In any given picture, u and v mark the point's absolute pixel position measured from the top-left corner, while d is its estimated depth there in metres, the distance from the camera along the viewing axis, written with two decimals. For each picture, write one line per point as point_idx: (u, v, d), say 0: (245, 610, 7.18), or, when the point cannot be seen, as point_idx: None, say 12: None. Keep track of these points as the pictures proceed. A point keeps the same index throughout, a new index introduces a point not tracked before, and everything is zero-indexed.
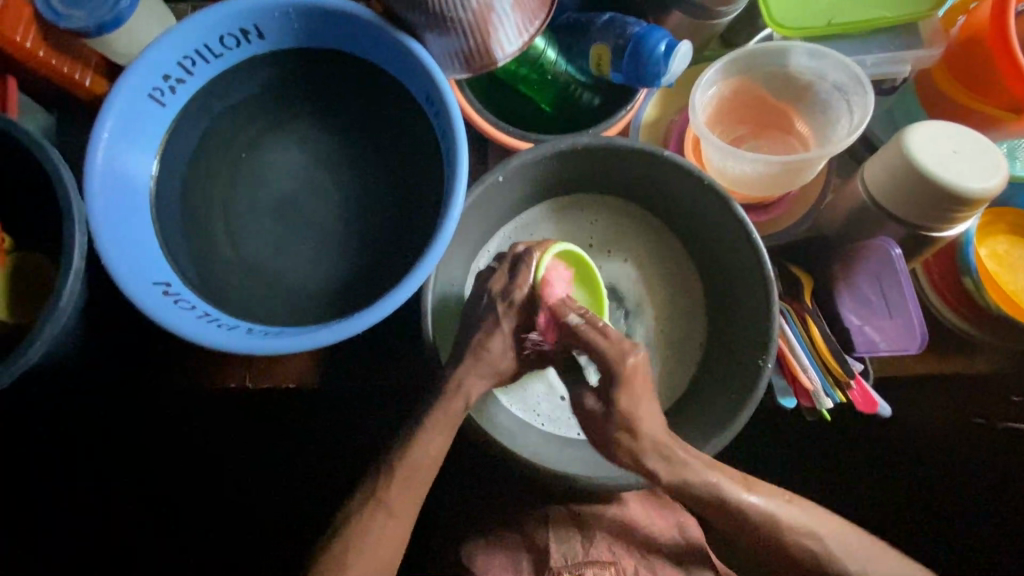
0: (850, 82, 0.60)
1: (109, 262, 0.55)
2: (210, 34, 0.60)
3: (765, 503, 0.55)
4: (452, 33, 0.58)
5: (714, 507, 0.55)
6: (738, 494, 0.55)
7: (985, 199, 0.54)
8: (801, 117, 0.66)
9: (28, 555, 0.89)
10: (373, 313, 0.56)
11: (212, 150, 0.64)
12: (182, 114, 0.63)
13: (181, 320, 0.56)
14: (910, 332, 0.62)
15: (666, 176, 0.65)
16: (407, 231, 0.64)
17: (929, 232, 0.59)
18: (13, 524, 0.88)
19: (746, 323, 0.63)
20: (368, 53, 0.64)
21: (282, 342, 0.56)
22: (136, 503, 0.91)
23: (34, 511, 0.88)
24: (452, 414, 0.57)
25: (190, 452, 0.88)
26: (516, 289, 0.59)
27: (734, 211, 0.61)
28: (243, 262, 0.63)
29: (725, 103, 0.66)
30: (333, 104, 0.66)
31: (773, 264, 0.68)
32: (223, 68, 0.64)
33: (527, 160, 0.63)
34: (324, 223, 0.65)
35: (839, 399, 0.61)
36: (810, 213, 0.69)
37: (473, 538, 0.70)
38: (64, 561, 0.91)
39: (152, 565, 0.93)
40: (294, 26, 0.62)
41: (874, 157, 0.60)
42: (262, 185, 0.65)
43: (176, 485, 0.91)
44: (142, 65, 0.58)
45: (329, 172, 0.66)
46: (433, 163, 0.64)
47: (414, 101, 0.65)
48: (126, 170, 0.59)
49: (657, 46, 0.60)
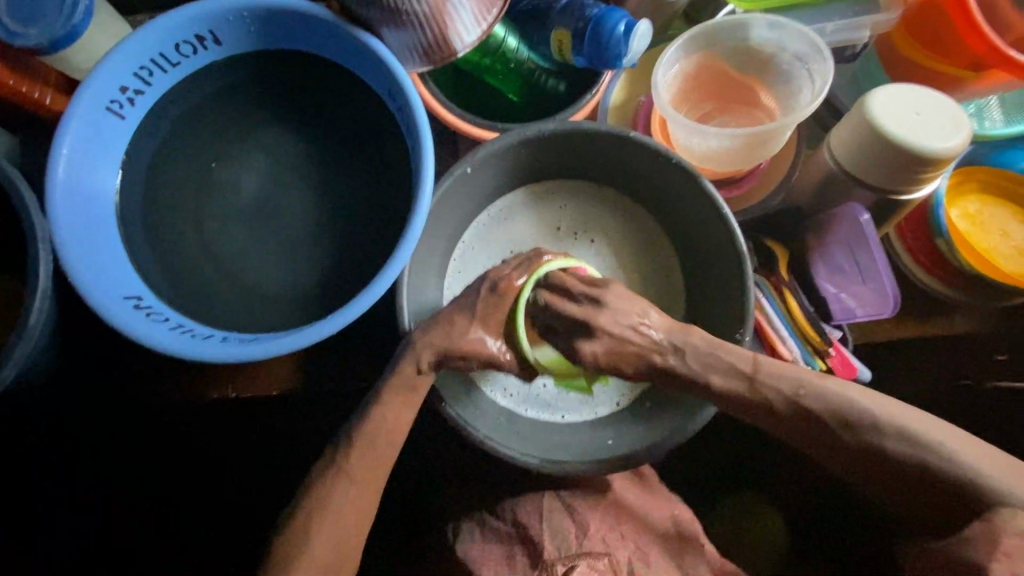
0: (810, 51, 0.60)
1: (77, 280, 0.55)
2: (165, 42, 0.59)
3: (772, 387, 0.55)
4: (409, 26, 0.58)
5: (754, 402, 0.54)
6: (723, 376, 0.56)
7: (950, 158, 0.55)
8: (766, 89, 0.66)
9: (28, 556, 0.86)
10: (349, 311, 0.56)
11: (177, 160, 0.64)
12: (143, 126, 0.62)
13: (154, 332, 0.56)
14: (883, 297, 0.62)
15: (634, 157, 0.65)
16: (378, 228, 0.64)
17: (897, 195, 0.59)
18: (13, 524, 0.84)
19: (722, 298, 0.64)
20: (328, 51, 0.63)
21: (260, 348, 0.56)
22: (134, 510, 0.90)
23: (34, 511, 0.84)
24: (406, 380, 0.59)
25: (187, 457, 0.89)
26: (506, 278, 0.61)
27: (705, 188, 0.61)
28: (216, 270, 0.63)
29: (689, 81, 0.66)
30: (296, 106, 0.66)
31: (749, 238, 0.68)
32: (181, 76, 0.63)
33: (495, 149, 0.63)
34: (295, 226, 0.65)
35: (818, 367, 0.61)
36: (783, 185, 0.68)
37: (466, 534, 0.70)
38: (64, 561, 0.89)
39: (152, 566, 0.92)
40: (250, 29, 0.61)
41: (839, 124, 0.60)
42: (230, 191, 0.65)
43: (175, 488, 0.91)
44: (98, 77, 0.57)
45: (298, 175, 0.66)
46: (401, 157, 0.64)
47: (377, 97, 0.64)
48: (90, 185, 0.58)
49: (616, 27, 0.60)
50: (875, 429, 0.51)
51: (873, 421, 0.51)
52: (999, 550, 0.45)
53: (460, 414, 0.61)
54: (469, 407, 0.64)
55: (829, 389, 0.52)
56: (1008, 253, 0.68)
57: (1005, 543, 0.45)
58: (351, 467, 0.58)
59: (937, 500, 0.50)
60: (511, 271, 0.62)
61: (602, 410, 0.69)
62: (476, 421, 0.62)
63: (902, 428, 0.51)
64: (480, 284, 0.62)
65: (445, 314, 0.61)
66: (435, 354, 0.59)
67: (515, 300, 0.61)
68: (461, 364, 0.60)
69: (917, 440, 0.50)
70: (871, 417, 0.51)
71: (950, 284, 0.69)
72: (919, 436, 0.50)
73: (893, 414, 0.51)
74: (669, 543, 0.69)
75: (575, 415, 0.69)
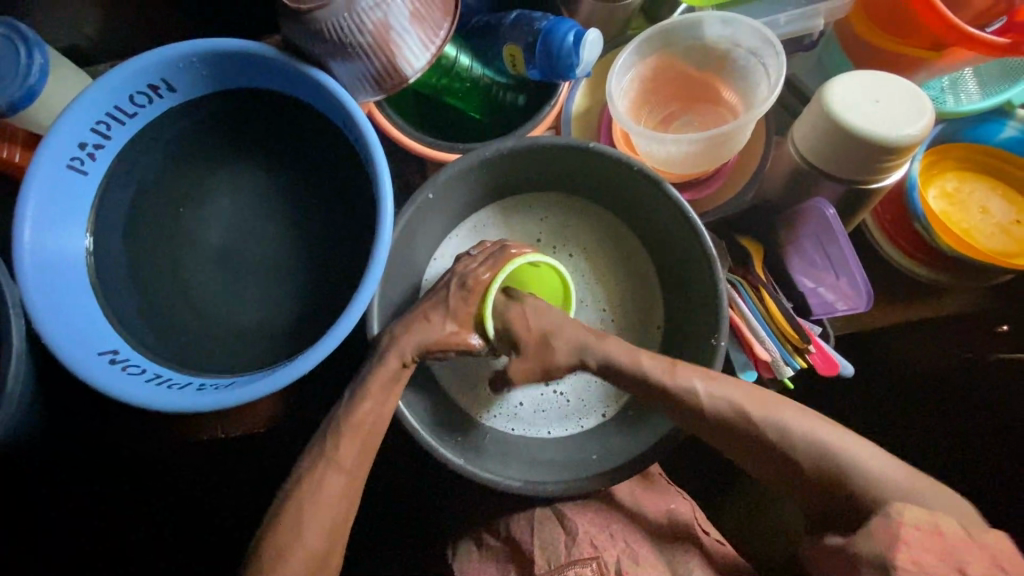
0: (763, 45, 0.59)
1: (51, 343, 0.54)
2: (119, 94, 0.58)
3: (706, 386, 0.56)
4: (356, 57, 0.57)
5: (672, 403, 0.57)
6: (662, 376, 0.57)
7: (913, 146, 0.53)
8: (726, 85, 0.64)
9: (28, 556, 0.81)
10: (320, 349, 0.56)
11: (142, 210, 0.64)
12: (106, 179, 0.62)
13: (131, 387, 0.56)
14: (858, 289, 0.61)
15: (596, 166, 0.64)
16: (348, 260, 0.64)
17: (864, 185, 0.58)
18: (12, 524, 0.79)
19: (697, 299, 0.63)
20: (280, 87, 0.63)
21: (235, 393, 0.56)
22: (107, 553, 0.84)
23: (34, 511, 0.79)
24: (391, 370, 0.58)
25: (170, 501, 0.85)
26: (473, 275, 0.62)
27: (669, 194, 0.61)
28: (191, 316, 0.63)
29: (647, 85, 0.65)
30: (256, 144, 0.66)
31: (722, 237, 0.67)
32: (140, 126, 0.62)
33: (454, 173, 0.63)
34: (266, 266, 0.65)
35: (799, 365, 0.59)
36: (752, 178, 0.66)
37: (465, 551, 0.70)
38: (64, 561, 0.83)
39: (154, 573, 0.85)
40: (201, 73, 0.61)
41: (800, 117, 0.58)
42: (199, 238, 0.65)
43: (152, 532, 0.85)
44: (56, 137, 0.56)
45: (265, 215, 0.66)
46: (363, 185, 0.63)
47: (334, 128, 0.64)
48: (57, 244, 0.58)
49: (565, 37, 0.59)
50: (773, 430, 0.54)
51: (770, 423, 0.54)
52: (899, 539, 0.47)
53: (436, 441, 0.60)
54: (451, 434, 0.64)
55: (730, 395, 0.55)
56: (990, 231, 0.66)
57: (900, 533, 0.48)
58: (323, 471, 0.55)
59: (827, 495, 0.53)
60: (477, 266, 0.62)
61: (590, 423, 0.68)
62: (457, 447, 0.62)
63: (796, 430, 0.54)
64: (449, 280, 0.63)
65: (421, 309, 0.61)
66: (417, 345, 0.59)
67: (483, 294, 0.62)
68: (439, 356, 0.61)
69: (805, 441, 0.53)
70: (767, 419, 0.54)
71: (934, 267, 0.68)
72: (806, 436, 0.53)
73: (787, 418, 0.54)
74: (665, 537, 0.66)
75: (560, 430, 0.68)
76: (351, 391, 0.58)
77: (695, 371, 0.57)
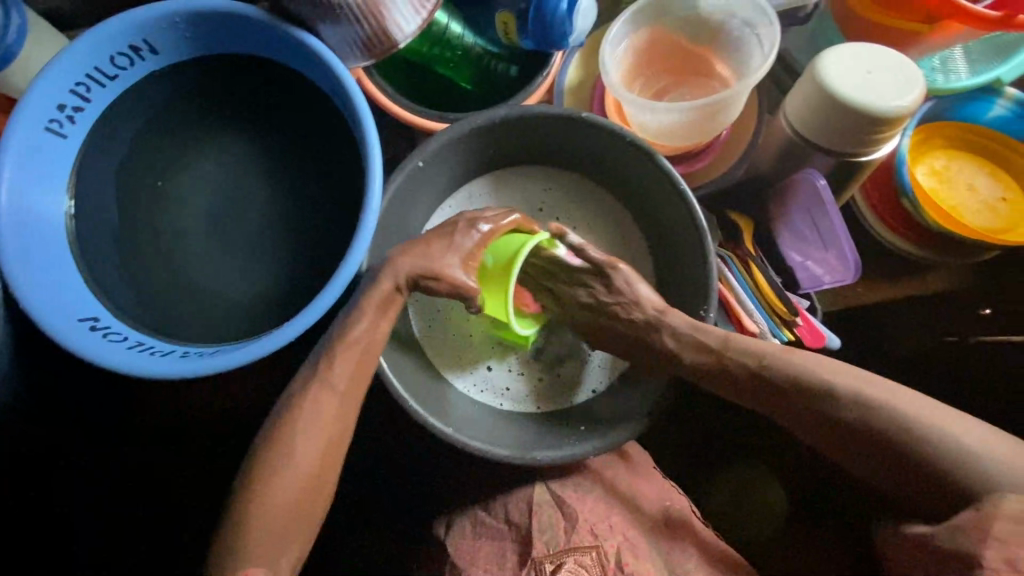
0: (758, 16, 0.58)
1: (30, 309, 0.53)
2: (100, 54, 0.57)
3: (793, 364, 0.56)
4: (345, 20, 0.56)
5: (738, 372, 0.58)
6: (722, 341, 0.59)
7: (904, 117, 0.54)
8: (719, 59, 0.64)
9: None
10: (306, 316, 0.55)
11: (123, 176, 0.62)
12: (86, 143, 0.60)
13: (113, 354, 0.55)
14: (845, 263, 0.62)
15: (587, 137, 0.64)
16: (335, 231, 0.63)
17: (854, 158, 0.58)
18: None
19: (687, 272, 0.63)
20: (267, 52, 0.61)
21: (219, 360, 0.55)
22: (101, 539, 0.81)
23: None
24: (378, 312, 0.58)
25: (160, 494, 0.82)
26: (483, 218, 0.61)
27: (661, 165, 0.61)
28: (175, 286, 0.62)
29: (641, 55, 0.65)
30: (242, 110, 0.64)
31: (713, 212, 0.67)
32: (122, 89, 0.60)
33: (444, 141, 0.62)
34: (251, 235, 0.64)
35: (787, 338, 0.60)
36: (744, 155, 0.66)
37: (459, 531, 0.69)
38: None
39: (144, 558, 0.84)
40: (185, 34, 0.59)
41: (793, 89, 0.58)
42: (183, 208, 0.64)
43: (154, 520, 0.82)
44: (32, 97, 0.54)
45: (252, 184, 0.64)
46: (351, 152, 0.62)
47: (322, 94, 0.62)
48: (36, 209, 0.56)
49: (558, 4, 0.58)
50: (835, 397, 0.53)
51: (843, 396, 0.53)
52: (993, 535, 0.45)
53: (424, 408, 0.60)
54: (438, 402, 0.64)
55: (811, 372, 0.54)
56: (976, 208, 0.67)
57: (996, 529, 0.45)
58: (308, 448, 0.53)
59: (898, 469, 0.51)
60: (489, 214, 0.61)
61: (578, 397, 0.69)
62: (445, 415, 0.62)
63: (864, 398, 0.53)
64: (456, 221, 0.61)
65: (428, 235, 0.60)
66: (415, 273, 0.59)
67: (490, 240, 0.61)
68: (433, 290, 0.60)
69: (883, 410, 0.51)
70: (858, 395, 0.53)
71: (920, 243, 0.68)
72: (897, 406, 0.51)
73: (862, 386, 0.53)
74: (661, 528, 0.67)
75: (549, 404, 0.68)
76: (339, 318, 0.58)
77: (752, 344, 0.57)
